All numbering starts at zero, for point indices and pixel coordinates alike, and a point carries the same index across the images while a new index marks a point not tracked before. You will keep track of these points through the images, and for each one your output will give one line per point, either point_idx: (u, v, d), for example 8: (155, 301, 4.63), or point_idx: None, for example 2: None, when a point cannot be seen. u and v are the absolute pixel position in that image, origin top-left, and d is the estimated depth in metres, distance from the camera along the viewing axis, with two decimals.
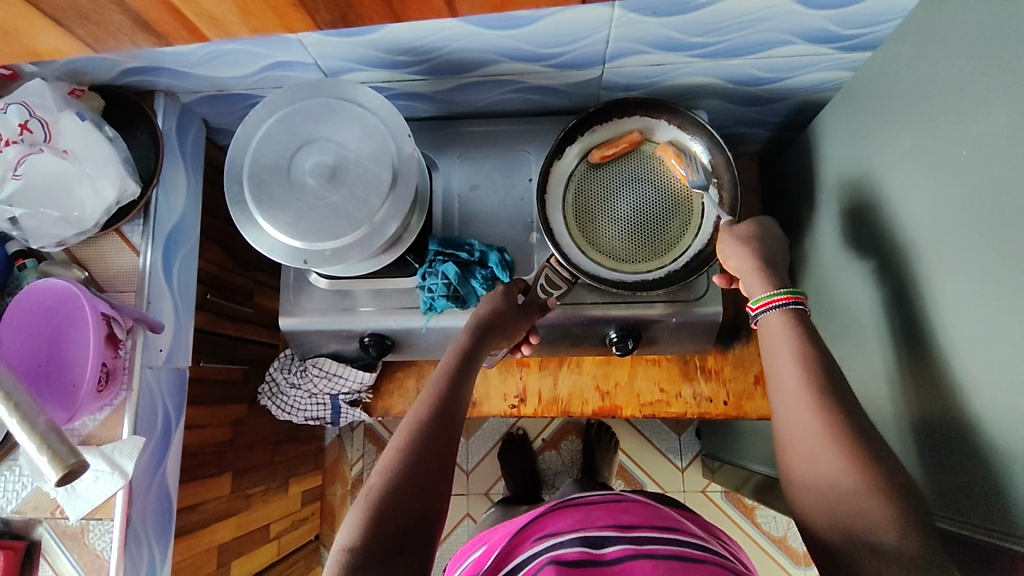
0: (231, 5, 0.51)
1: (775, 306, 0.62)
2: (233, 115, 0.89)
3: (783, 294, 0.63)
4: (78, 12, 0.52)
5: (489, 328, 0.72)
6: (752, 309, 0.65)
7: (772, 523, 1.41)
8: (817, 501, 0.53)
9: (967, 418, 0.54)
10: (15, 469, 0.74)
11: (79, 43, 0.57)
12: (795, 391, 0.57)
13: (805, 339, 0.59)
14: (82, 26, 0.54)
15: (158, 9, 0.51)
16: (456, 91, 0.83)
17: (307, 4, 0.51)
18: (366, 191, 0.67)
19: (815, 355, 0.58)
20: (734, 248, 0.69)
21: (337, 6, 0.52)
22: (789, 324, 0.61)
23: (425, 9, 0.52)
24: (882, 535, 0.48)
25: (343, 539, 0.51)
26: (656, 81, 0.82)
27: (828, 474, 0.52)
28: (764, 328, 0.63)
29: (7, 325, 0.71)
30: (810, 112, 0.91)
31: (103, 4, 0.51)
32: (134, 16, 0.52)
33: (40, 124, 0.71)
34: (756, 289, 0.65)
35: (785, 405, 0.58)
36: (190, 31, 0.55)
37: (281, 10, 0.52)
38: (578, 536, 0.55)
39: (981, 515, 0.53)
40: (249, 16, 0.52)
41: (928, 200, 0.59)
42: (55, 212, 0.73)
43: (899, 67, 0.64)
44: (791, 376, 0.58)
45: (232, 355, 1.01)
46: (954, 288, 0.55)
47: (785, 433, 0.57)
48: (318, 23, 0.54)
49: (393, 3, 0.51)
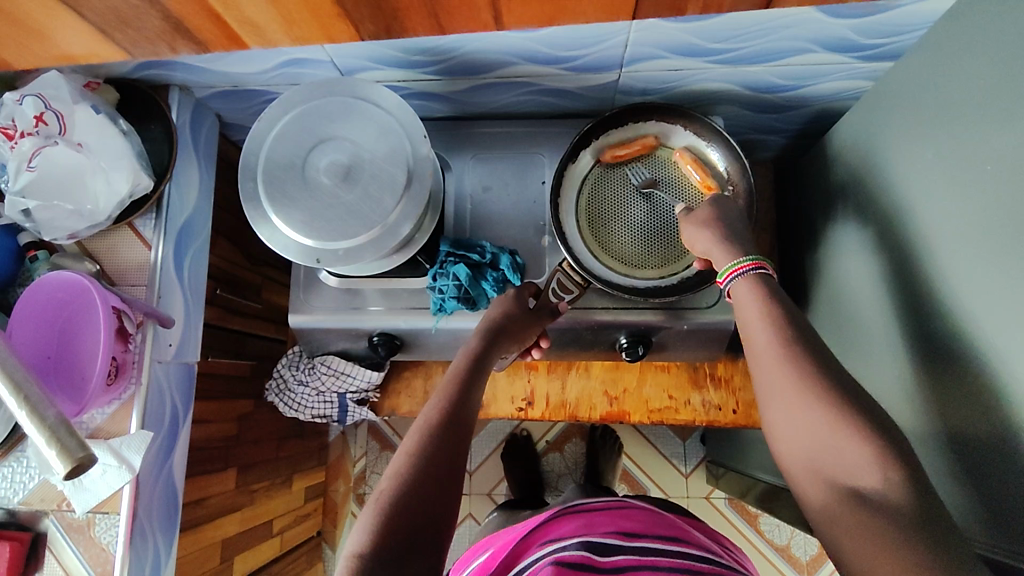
0: (274, 14, 0.50)
1: (742, 274, 0.62)
2: (247, 111, 0.88)
3: (749, 261, 0.62)
4: (118, 19, 0.51)
5: (499, 332, 0.71)
6: (720, 282, 0.64)
7: (776, 531, 1.40)
8: (807, 466, 0.51)
9: (990, 439, 0.53)
10: (23, 460, 0.75)
11: (119, 49, 0.56)
12: (778, 367, 0.54)
13: (776, 304, 0.58)
14: (121, 31, 0.53)
15: (199, 17, 0.51)
16: (471, 91, 0.83)
17: (351, 13, 0.51)
18: (381, 190, 0.66)
19: (789, 319, 0.57)
20: (697, 235, 0.67)
21: (383, 19, 0.52)
22: (756, 289, 0.60)
23: (470, 23, 0.53)
24: (883, 498, 0.46)
25: (353, 544, 0.51)
26: (673, 86, 0.81)
27: (812, 442, 0.51)
28: (736, 298, 0.62)
29: (19, 318, 0.71)
30: (827, 121, 0.90)
31: (142, 8, 0.50)
32: (173, 20, 0.51)
33: (56, 115, 0.70)
34: (718, 264, 0.65)
35: (765, 372, 0.56)
36: (228, 37, 0.54)
37: (325, 18, 0.51)
38: (581, 540, 0.54)
39: (1007, 539, 0.52)
40: (293, 26, 0.52)
41: (949, 214, 0.58)
42: (69, 205, 0.73)
43: (921, 80, 0.63)
44: (768, 344, 0.56)
45: (240, 350, 1.01)
46: (976, 306, 0.55)
47: (767, 396, 0.55)
48: (360, 33, 0.54)
49: (439, 17, 0.51)
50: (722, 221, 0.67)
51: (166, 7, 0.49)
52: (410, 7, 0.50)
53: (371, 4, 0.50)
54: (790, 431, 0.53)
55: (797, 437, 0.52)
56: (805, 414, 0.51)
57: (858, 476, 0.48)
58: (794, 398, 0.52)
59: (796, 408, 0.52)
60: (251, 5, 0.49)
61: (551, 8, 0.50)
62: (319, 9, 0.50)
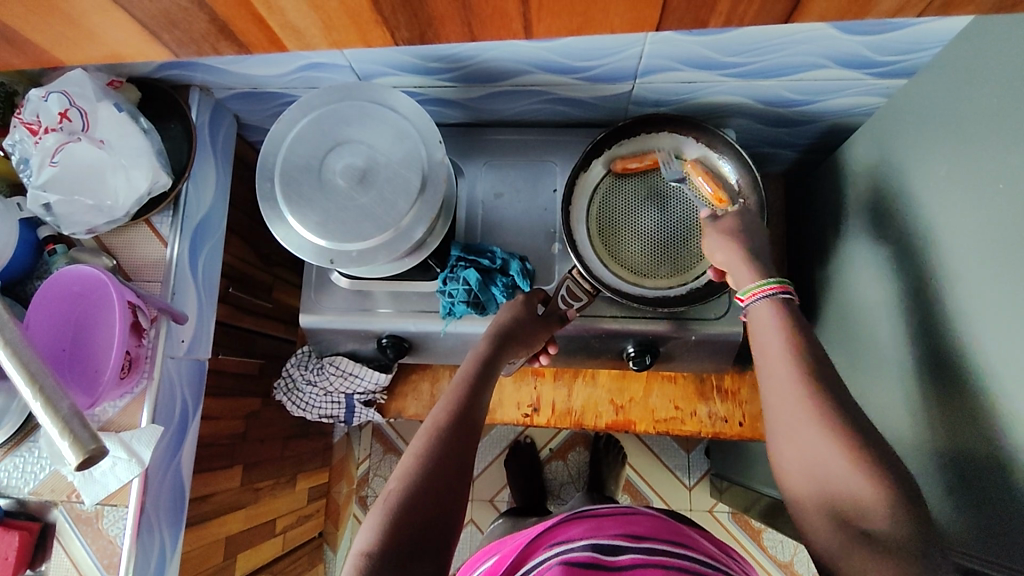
0: (315, 18, 0.49)
1: (766, 295, 0.62)
2: (264, 112, 0.90)
3: (771, 283, 0.62)
4: (168, 20, 0.49)
5: (509, 337, 0.72)
6: (740, 299, 0.64)
7: (778, 547, 1.40)
8: (811, 488, 0.52)
9: (997, 459, 0.53)
10: (35, 450, 0.76)
11: (162, 48, 0.53)
12: (791, 392, 0.55)
13: (794, 329, 0.59)
14: (167, 32, 0.51)
15: (244, 18, 0.49)
16: (486, 99, 0.84)
17: (388, 20, 0.50)
18: (395, 194, 0.67)
19: (804, 341, 0.58)
20: (720, 246, 0.68)
21: (417, 25, 0.51)
22: (779, 314, 0.60)
23: (501, 32, 0.51)
24: (870, 510, 0.48)
25: (361, 543, 0.51)
26: (686, 97, 0.82)
27: (817, 458, 0.52)
28: (754, 319, 0.62)
29: (36, 310, 0.72)
30: (839, 136, 0.90)
31: (190, 10, 0.48)
32: (220, 22, 0.50)
33: (79, 113, 0.72)
34: (741, 282, 0.65)
35: (776, 394, 0.56)
36: (271, 41, 0.53)
37: (363, 24, 0.50)
38: (589, 542, 0.55)
39: (1012, 563, 0.51)
40: (332, 31, 0.51)
41: (964, 232, 0.58)
42: (89, 201, 0.74)
43: (935, 97, 0.64)
44: (779, 366, 0.57)
45: (251, 348, 1.01)
46: (987, 326, 0.54)
47: (778, 423, 0.56)
48: (395, 41, 0.53)
49: (472, 25, 0.50)
50: (749, 238, 0.67)
51: (213, 8, 0.48)
52: (446, 14, 0.49)
53: (407, 10, 0.49)
54: (793, 452, 0.54)
55: (799, 454, 0.53)
56: (815, 437, 0.52)
57: (859, 499, 0.48)
58: (801, 423, 0.53)
59: (805, 424, 0.53)
60: (293, 9, 0.48)
61: (581, 18, 0.49)
62: (358, 14, 0.49)
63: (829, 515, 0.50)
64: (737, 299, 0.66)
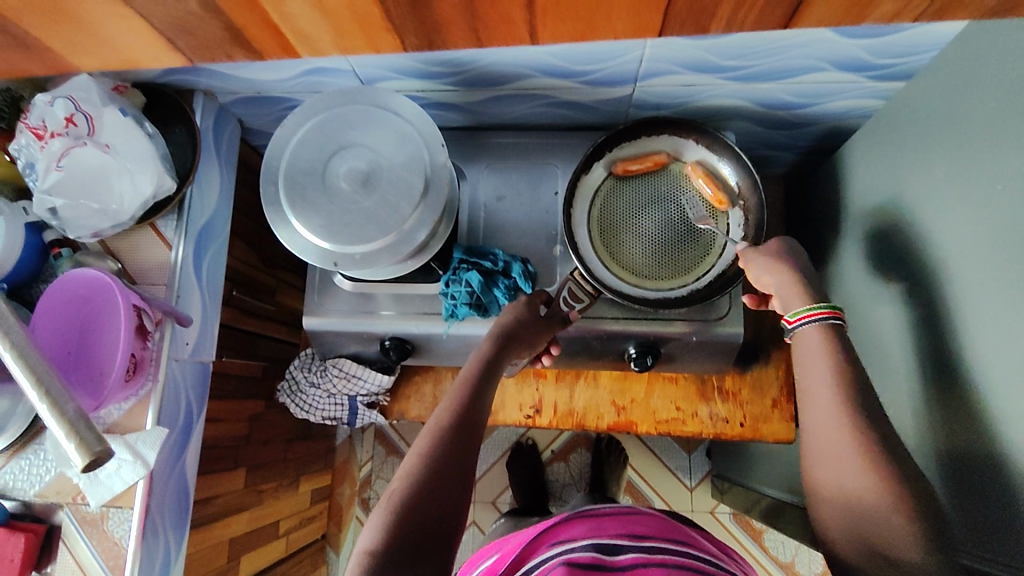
0: (325, 25, 0.50)
1: (816, 320, 0.61)
2: (267, 116, 0.90)
3: (823, 308, 0.61)
4: (183, 28, 0.50)
5: (511, 337, 0.73)
6: (788, 322, 0.63)
7: (780, 547, 1.40)
8: (841, 512, 0.53)
9: (997, 458, 0.53)
10: (41, 453, 0.76)
11: (177, 55, 0.54)
12: (833, 416, 0.56)
13: (840, 353, 0.59)
14: (184, 39, 0.52)
15: (256, 24, 0.50)
16: (487, 102, 0.84)
17: (396, 26, 0.50)
18: (398, 197, 0.68)
19: (845, 365, 0.58)
20: (769, 269, 0.66)
21: (425, 31, 0.51)
22: (827, 339, 0.60)
23: (506, 38, 0.52)
24: (894, 531, 0.50)
25: (365, 541, 0.52)
26: (686, 100, 0.82)
27: (852, 484, 0.53)
28: (800, 343, 0.62)
29: (42, 314, 0.73)
30: (838, 139, 0.91)
31: (205, 17, 0.49)
32: (233, 30, 0.50)
33: (85, 118, 0.72)
34: (790, 305, 0.63)
35: (816, 418, 0.57)
36: (283, 47, 0.54)
37: (371, 30, 0.51)
38: (591, 542, 0.56)
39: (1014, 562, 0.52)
40: (342, 36, 0.51)
41: (962, 234, 0.58)
42: (95, 205, 0.75)
43: (935, 100, 0.64)
44: (821, 390, 0.57)
45: (253, 350, 1.02)
46: (986, 326, 0.55)
47: (814, 446, 0.56)
48: (403, 46, 0.53)
49: (478, 30, 0.50)
50: (797, 260, 0.66)
51: (228, 16, 0.49)
52: (451, 19, 0.49)
53: (414, 16, 0.49)
54: (829, 476, 0.55)
55: (835, 479, 0.54)
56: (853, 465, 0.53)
57: (894, 528, 0.50)
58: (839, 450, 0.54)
59: (842, 450, 0.54)
60: (304, 15, 0.48)
61: (585, 24, 0.49)
62: (368, 20, 0.49)
63: (856, 538, 0.52)
64: (783, 321, 0.65)
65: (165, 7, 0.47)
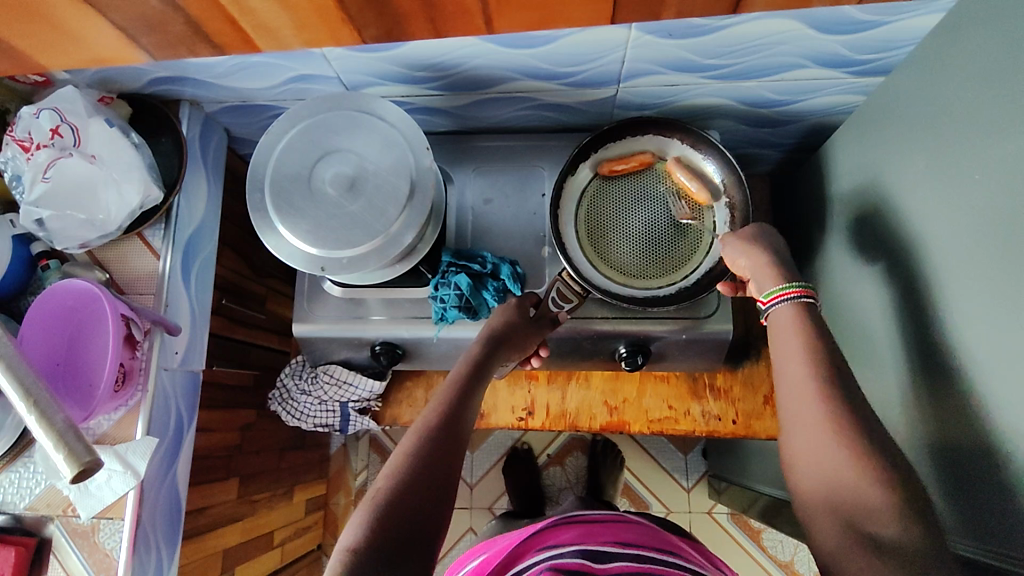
0: (288, 18, 0.50)
1: (789, 299, 0.62)
2: (253, 125, 0.91)
3: (794, 288, 0.63)
4: (148, 22, 0.50)
5: (500, 340, 0.73)
6: (763, 303, 0.65)
7: (778, 547, 1.40)
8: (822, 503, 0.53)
9: (987, 443, 0.54)
10: (30, 465, 0.76)
11: (142, 51, 0.54)
12: (808, 401, 0.56)
13: (812, 343, 0.59)
14: (151, 35, 0.52)
15: (217, 19, 0.50)
16: (472, 106, 0.85)
17: (355, 19, 0.51)
18: (384, 200, 0.68)
19: (828, 356, 0.58)
20: (744, 253, 0.68)
21: (385, 21, 0.52)
22: (799, 317, 0.61)
23: (463, 28, 0.52)
24: (882, 515, 0.49)
25: (346, 539, 0.51)
26: (670, 100, 0.83)
27: (832, 469, 0.53)
28: (775, 319, 0.63)
29: (29, 326, 0.73)
30: (821, 135, 0.92)
31: (166, 11, 0.49)
32: (195, 25, 0.51)
33: (71, 129, 0.73)
34: (763, 286, 0.65)
35: (789, 408, 0.58)
36: (244, 40, 0.53)
37: (331, 24, 0.51)
38: (579, 547, 0.55)
39: (1008, 545, 0.52)
40: (304, 29, 0.52)
41: (943, 222, 0.59)
42: (82, 215, 0.75)
43: (910, 92, 0.65)
44: (795, 376, 0.58)
45: (245, 360, 1.02)
46: (971, 312, 0.55)
47: (792, 438, 0.57)
48: (364, 39, 0.54)
49: (436, 22, 0.51)
50: (772, 243, 0.68)
51: (189, 11, 0.49)
52: (412, 12, 0.50)
53: (374, 9, 0.50)
54: (806, 466, 0.55)
55: (812, 466, 0.54)
56: (835, 454, 0.53)
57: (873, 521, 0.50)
58: (818, 437, 0.54)
59: (824, 439, 0.54)
60: (267, 9, 0.49)
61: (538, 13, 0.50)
62: (326, 12, 0.50)
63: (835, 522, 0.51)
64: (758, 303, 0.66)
65: (130, 2, 0.48)
